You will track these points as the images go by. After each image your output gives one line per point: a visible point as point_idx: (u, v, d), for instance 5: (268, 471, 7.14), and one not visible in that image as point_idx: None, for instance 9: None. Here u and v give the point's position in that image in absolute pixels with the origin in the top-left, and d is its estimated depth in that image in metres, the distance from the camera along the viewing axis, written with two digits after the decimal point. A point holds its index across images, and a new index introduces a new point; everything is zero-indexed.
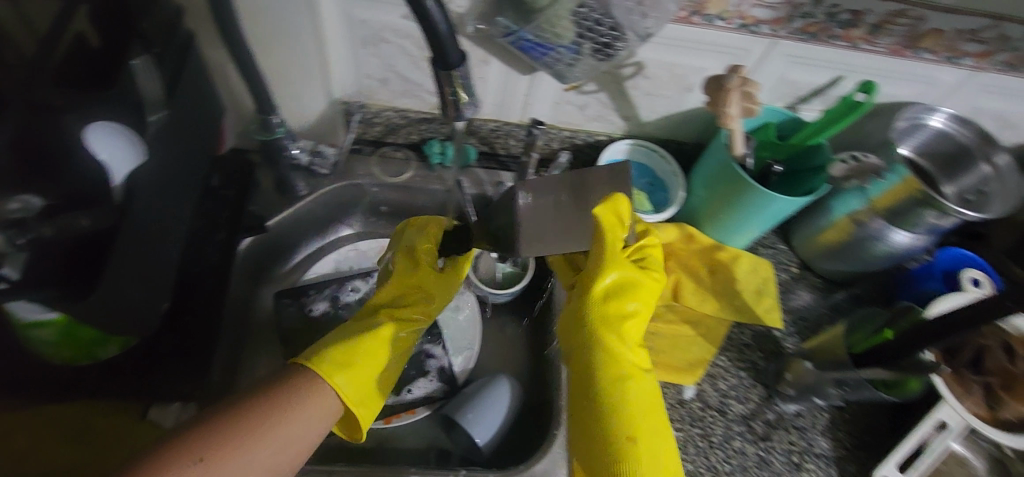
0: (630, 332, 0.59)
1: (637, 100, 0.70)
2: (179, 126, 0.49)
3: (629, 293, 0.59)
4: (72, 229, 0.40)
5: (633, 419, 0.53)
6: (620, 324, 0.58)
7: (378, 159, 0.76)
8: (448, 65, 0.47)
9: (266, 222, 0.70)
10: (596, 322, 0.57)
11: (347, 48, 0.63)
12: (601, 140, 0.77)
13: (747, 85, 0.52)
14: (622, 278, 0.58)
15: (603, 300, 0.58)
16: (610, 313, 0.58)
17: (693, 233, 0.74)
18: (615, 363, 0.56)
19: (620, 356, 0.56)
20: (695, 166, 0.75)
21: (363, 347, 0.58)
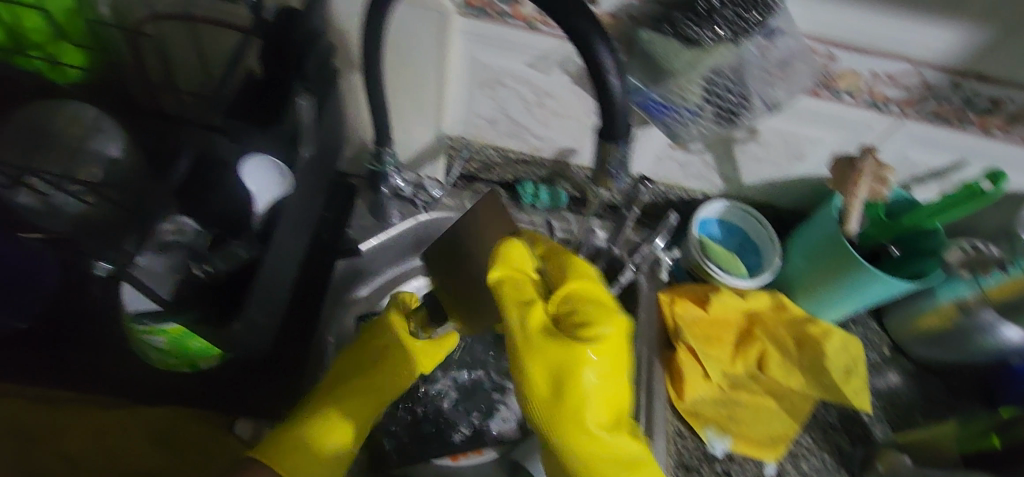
0: (595, 419, 0.51)
1: (743, 163, 0.69)
2: (314, 156, 0.50)
3: (563, 388, 0.50)
4: None
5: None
6: (581, 412, 0.50)
7: (471, 194, 0.77)
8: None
9: (360, 246, 0.72)
10: (551, 422, 0.51)
11: (464, 88, 0.65)
12: (696, 198, 0.76)
13: (882, 170, 0.54)
14: (542, 364, 0.50)
15: (546, 398, 0.50)
16: (564, 411, 0.50)
17: (786, 303, 0.73)
18: (586, 462, 0.51)
19: (592, 454, 0.51)
20: (793, 235, 0.73)
21: (320, 404, 0.57)
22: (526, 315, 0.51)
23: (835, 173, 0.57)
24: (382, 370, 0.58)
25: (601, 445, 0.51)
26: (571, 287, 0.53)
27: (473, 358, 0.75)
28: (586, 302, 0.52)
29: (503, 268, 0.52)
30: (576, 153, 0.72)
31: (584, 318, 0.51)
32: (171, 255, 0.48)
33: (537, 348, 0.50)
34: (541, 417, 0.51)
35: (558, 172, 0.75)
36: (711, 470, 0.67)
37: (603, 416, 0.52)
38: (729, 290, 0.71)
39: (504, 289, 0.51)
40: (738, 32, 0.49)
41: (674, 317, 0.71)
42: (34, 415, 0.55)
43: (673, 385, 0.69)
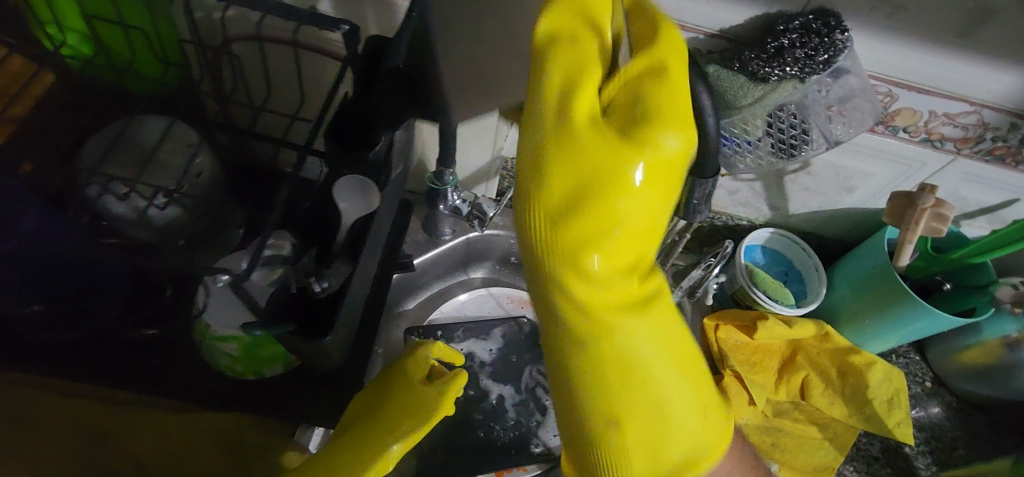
0: (612, 258, 0.38)
1: (791, 193, 0.70)
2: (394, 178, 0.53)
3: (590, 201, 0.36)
4: (338, 276, 0.44)
5: (620, 380, 0.40)
6: (612, 234, 0.36)
7: (519, 213, 0.79)
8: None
9: (414, 260, 0.75)
10: (554, 226, 0.37)
11: None
12: (742, 225, 0.77)
13: (940, 207, 0.56)
14: (574, 162, 0.36)
15: (557, 208, 0.37)
16: (581, 232, 0.36)
17: (830, 332, 0.72)
18: (589, 306, 0.39)
19: (598, 289, 0.38)
20: (838, 265, 0.74)
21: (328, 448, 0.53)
22: (573, 75, 0.36)
23: (894, 209, 0.59)
24: (388, 414, 0.54)
25: (613, 287, 0.39)
26: (631, 66, 0.37)
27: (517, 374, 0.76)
28: (659, 88, 0.36)
29: (554, 15, 0.37)
30: None
31: (652, 115, 0.35)
32: (274, 269, 0.44)
33: (577, 128, 0.35)
34: (543, 237, 0.37)
35: None
36: None
37: (628, 257, 0.38)
38: (774, 318, 0.70)
39: (556, 41, 0.36)
40: (805, 69, 0.50)
41: (717, 342, 0.72)
42: (107, 415, 0.57)
43: None
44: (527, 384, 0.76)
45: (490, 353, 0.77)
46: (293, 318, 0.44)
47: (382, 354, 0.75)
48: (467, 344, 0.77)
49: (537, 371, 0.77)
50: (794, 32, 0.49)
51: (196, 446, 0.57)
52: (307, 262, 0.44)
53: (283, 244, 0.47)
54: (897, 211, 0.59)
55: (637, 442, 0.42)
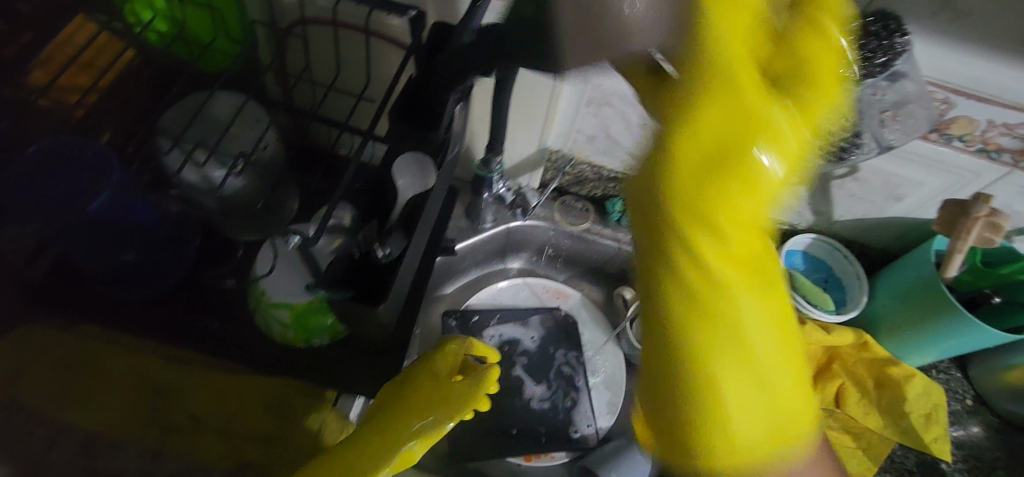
0: (750, 205, 0.35)
1: (837, 199, 0.70)
2: (449, 161, 0.56)
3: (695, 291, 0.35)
4: (401, 246, 0.49)
5: (729, 356, 0.36)
6: (741, 182, 0.35)
7: (560, 205, 0.80)
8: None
9: (457, 245, 0.77)
10: (684, 194, 0.34)
11: (572, 106, 0.68)
12: (783, 229, 0.77)
13: (993, 218, 0.56)
14: (725, 105, 0.34)
15: (705, 153, 0.34)
16: (706, 192, 0.34)
17: (868, 342, 0.72)
18: (712, 266, 0.35)
19: (722, 239, 0.35)
20: (880, 275, 0.73)
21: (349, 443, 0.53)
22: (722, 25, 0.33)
23: (944, 216, 0.60)
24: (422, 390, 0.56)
25: (742, 248, 0.36)
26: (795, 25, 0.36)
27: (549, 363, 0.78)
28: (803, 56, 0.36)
29: None
30: None
31: (801, 67, 0.36)
32: (337, 236, 0.49)
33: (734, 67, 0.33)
34: (672, 195, 0.34)
35: None
36: None
37: (747, 238, 0.36)
38: (811, 323, 0.70)
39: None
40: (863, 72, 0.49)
41: None
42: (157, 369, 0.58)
43: None
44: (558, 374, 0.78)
45: (523, 341, 0.79)
46: (354, 285, 0.49)
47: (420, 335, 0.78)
48: (501, 331, 0.79)
49: (567, 361, 0.79)
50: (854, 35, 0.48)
51: (247, 409, 0.60)
52: (370, 229, 0.49)
53: (345, 217, 0.50)
54: (947, 218, 0.60)
55: (745, 429, 0.36)
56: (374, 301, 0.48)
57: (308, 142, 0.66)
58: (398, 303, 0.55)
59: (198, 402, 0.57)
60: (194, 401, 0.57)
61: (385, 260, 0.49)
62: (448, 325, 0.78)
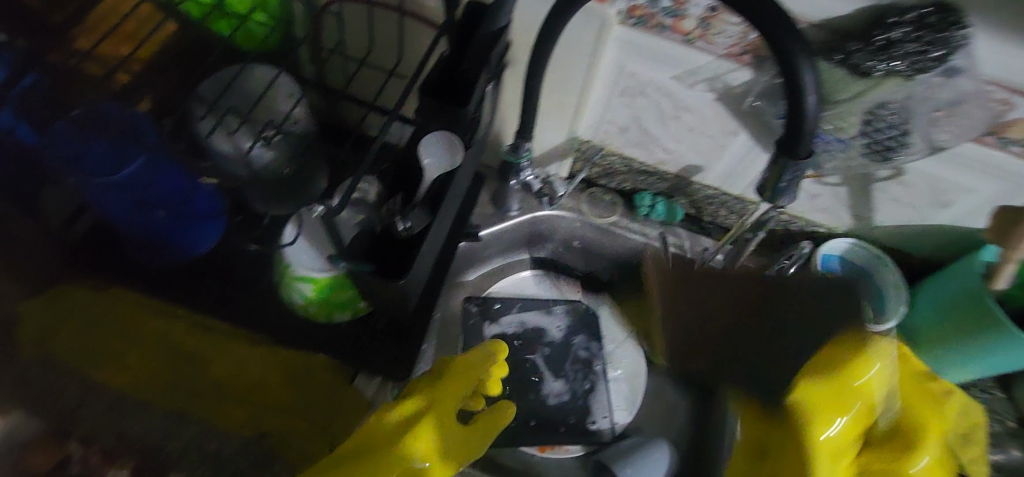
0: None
1: (879, 203, 0.67)
2: (476, 142, 0.55)
3: None
4: (422, 223, 0.48)
5: None
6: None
7: (588, 197, 0.79)
8: (793, 152, 0.46)
9: (481, 231, 0.76)
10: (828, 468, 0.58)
11: (605, 95, 0.67)
12: (819, 232, 0.74)
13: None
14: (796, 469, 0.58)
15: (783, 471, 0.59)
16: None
17: (907, 354, 0.68)
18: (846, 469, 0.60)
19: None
20: (921, 285, 0.70)
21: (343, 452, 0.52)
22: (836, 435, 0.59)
23: (994, 224, 0.57)
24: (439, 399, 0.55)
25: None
26: (882, 440, 0.63)
27: (567, 355, 0.77)
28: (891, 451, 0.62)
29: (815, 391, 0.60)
30: (700, 171, 0.73)
31: (902, 436, 0.62)
32: (360, 210, 0.48)
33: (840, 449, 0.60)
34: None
35: (679, 187, 0.76)
36: None
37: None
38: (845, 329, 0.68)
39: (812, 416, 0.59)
40: (914, 66, 0.48)
41: None
42: (193, 339, 0.63)
43: None
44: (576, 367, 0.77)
45: (542, 332, 0.78)
46: (375, 260, 0.49)
47: (440, 320, 0.78)
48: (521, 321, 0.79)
49: (587, 355, 0.78)
50: (907, 26, 0.47)
51: (274, 381, 0.63)
52: (393, 203, 0.48)
53: (370, 189, 0.49)
54: (997, 226, 0.57)
55: None
56: (396, 275, 0.48)
57: (339, 121, 0.67)
58: (419, 284, 0.55)
59: (228, 374, 0.62)
60: (226, 373, 0.62)
61: (406, 233, 0.48)
62: (469, 311, 0.78)
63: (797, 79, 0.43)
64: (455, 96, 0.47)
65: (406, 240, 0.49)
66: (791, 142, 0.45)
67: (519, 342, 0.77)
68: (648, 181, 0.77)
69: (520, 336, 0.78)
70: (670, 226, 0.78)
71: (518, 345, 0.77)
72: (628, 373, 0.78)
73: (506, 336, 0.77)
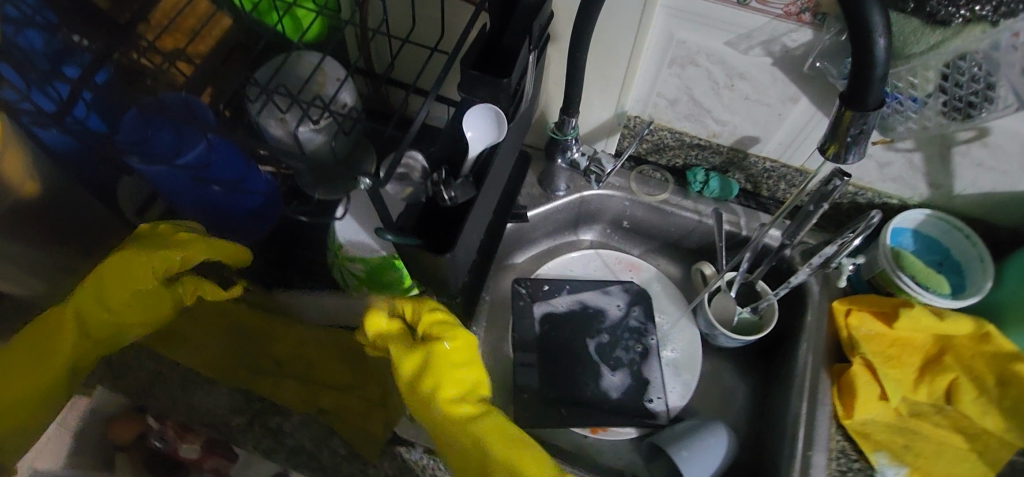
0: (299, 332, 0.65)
1: (960, 169, 0.61)
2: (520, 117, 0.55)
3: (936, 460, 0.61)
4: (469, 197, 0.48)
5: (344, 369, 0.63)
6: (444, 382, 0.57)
7: (637, 175, 0.77)
8: (865, 107, 0.44)
9: (528, 212, 0.75)
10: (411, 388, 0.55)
11: (653, 66, 0.64)
12: (891, 204, 0.69)
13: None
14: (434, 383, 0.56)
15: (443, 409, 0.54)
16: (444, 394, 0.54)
17: (993, 333, 0.63)
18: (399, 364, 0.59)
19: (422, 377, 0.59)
20: (1011, 258, 0.64)
21: (42, 340, 0.54)
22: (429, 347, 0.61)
23: None
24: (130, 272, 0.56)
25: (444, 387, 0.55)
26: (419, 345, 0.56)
27: (617, 336, 0.76)
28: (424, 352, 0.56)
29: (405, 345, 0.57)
30: (757, 142, 0.69)
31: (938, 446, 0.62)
32: (408, 185, 0.50)
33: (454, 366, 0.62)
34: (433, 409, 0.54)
35: (734, 161, 0.73)
36: None
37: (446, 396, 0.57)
38: (921, 306, 0.63)
39: None
40: (998, 9, 0.44)
41: (847, 328, 0.65)
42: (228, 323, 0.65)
43: (841, 401, 0.63)
44: (627, 349, 0.75)
45: (591, 314, 0.77)
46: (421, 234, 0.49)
47: (488, 301, 0.78)
48: (571, 303, 0.78)
49: (638, 337, 0.76)
50: None
51: (331, 362, 0.65)
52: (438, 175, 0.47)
53: (419, 166, 0.50)
54: None
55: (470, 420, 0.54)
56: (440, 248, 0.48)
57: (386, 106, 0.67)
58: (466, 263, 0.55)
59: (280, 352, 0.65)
60: (285, 351, 0.65)
61: (451, 204, 0.46)
62: (519, 293, 0.78)
63: (864, 22, 0.40)
64: (501, 67, 0.47)
65: (454, 213, 0.49)
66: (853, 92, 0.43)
67: (568, 324, 0.77)
68: (701, 156, 0.74)
69: (569, 318, 0.77)
70: (724, 202, 0.75)
71: (567, 326, 0.76)
72: (681, 356, 0.76)
73: (555, 317, 0.77)
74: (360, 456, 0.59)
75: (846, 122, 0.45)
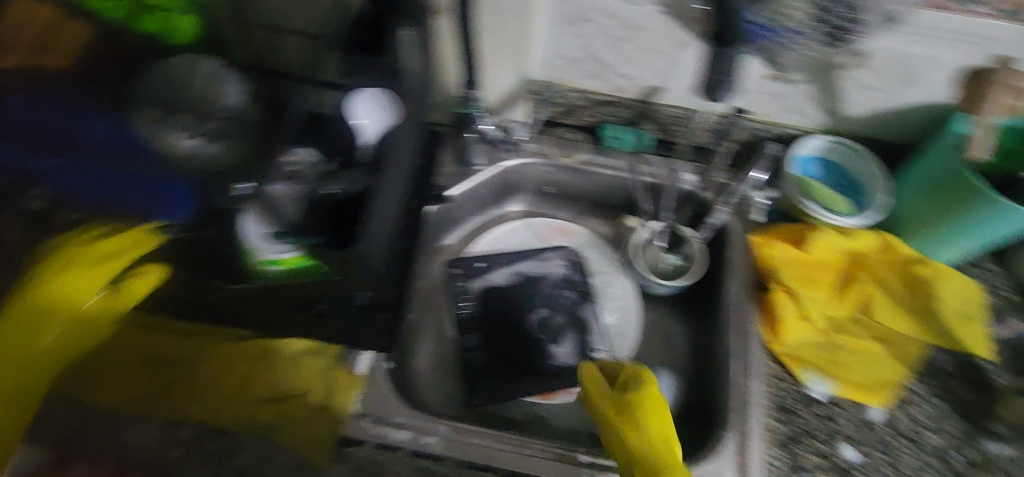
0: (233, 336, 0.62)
1: (847, 92, 0.64)
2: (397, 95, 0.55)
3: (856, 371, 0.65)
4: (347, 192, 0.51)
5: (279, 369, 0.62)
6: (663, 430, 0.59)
7: (552, 139, 0.77)
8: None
9: (448, 192, 0.74)
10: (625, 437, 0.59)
11: (548, 28, 0.64)
12: (792, 134, 0.72)
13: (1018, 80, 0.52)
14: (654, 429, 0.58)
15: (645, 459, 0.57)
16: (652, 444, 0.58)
17: (892, 242, 0.68)
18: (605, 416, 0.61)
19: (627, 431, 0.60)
20: (903, 170, 0.68)
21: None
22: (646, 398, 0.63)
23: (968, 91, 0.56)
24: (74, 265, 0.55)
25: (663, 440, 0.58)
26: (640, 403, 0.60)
27: (556, 300, 0.77)
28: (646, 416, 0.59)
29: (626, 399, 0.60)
30: (661, 91, 0.70)
31: (859, 354, 0.66)
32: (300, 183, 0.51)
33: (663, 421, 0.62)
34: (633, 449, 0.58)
35: (643, 112, 0.74)
36: (811, 413, 0.63)
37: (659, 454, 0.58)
38: (827, 229, 0.67)
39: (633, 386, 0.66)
40: None
41: (767, 260, 0.68)
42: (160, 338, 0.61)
43: (768, 328, 0.66)
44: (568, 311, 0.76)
45: (528, 283, 0.78)
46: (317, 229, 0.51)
47: (423, 286, 0.77)
48: (507, 277, 0.78)
49: (577, 297, 0.77)
50: None
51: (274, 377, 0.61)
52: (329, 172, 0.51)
53: (311, 162, 0.51)
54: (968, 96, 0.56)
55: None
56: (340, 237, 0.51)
57: None
58: (382, 247, 0.54)
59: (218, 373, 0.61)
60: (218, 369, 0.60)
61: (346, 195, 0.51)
62: (453, 274, 0.77)
63: None
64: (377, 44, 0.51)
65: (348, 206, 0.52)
66: None
67: (506, 297, 0.77)
68: (611, 111, 0.75)
69: (507, 291, 0.77)
70: (640, 154, 0.77)
71: (506, 300, 0.77)
72: (621, 309, 0.78)
73: (493, 292, 0.77)
74: (311, 464, 0.58)
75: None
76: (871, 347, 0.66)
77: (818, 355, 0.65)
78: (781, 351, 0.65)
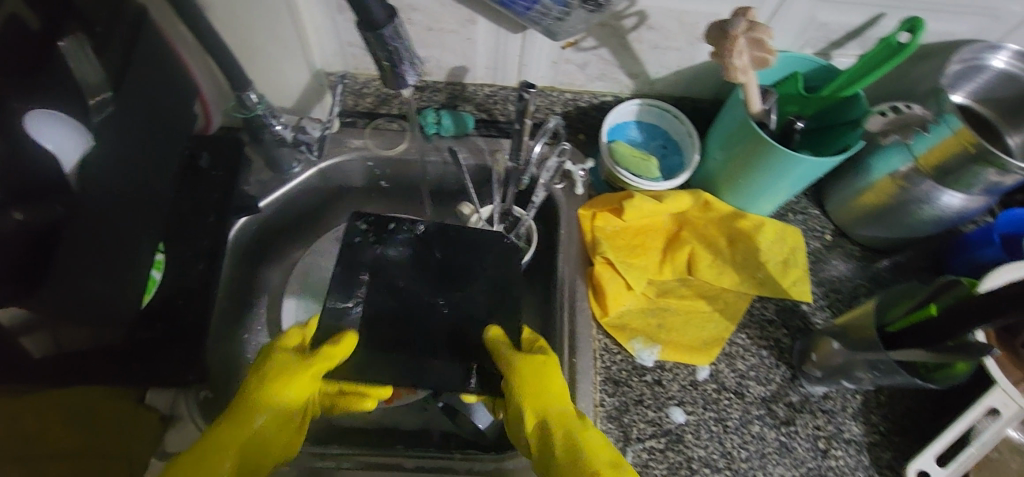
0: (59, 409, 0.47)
1: (643, 55, 0.63)
2: (102, 102, 0.47)
3: (684, 333, 0.65)
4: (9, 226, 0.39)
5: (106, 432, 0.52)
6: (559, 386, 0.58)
7: (372, 131, 0.73)
8: (374, 25, 0.46)
9: (259, 202, 0.69)
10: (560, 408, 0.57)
11: (324, 15, 0.60)
12: (608, 101, 0.71)
13: (754, 32, 0.49)
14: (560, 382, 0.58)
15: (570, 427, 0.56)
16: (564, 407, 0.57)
17: (710, 200, 0.67)
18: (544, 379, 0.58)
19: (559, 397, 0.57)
20: (711, 126, 0.67)
21: None
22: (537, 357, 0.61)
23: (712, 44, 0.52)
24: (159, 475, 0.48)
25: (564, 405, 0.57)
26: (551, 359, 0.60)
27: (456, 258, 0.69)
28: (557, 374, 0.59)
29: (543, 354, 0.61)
30: (467, 69, 0.67)
31: (685, 317, 0.66)
32: None
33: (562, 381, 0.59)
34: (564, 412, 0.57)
35: (457, 93, 0.70)
36: (641, 382, 0.63)
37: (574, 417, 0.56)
38: (641, 194, 0.65)
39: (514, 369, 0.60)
40: None
41: (594, 231, 0.67)
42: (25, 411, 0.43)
43: (597, 302, 0.66)
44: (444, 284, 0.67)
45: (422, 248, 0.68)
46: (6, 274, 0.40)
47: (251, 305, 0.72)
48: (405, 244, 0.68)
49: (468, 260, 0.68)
50: None
51: (287, 379, 0.56)
52: None
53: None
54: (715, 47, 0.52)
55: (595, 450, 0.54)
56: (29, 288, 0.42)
57: None
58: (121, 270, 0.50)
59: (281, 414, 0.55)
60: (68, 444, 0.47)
61: None
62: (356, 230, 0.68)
63: None
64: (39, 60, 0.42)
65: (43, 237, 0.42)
66: (365, 17, 0.46)
67: (402, 262, 0.67)
68: (425, 96, 0.71)
69: (391, 257, 0.68)
70: (464, 137, 0.73)
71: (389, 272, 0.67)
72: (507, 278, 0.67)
73: (385, 254, 0.67)
74: None
75: (377, 43, 0.47)
76: (699, 308, 0.67)
77: (647, 323, 0.65)
78: (610, 323, 0.65)
